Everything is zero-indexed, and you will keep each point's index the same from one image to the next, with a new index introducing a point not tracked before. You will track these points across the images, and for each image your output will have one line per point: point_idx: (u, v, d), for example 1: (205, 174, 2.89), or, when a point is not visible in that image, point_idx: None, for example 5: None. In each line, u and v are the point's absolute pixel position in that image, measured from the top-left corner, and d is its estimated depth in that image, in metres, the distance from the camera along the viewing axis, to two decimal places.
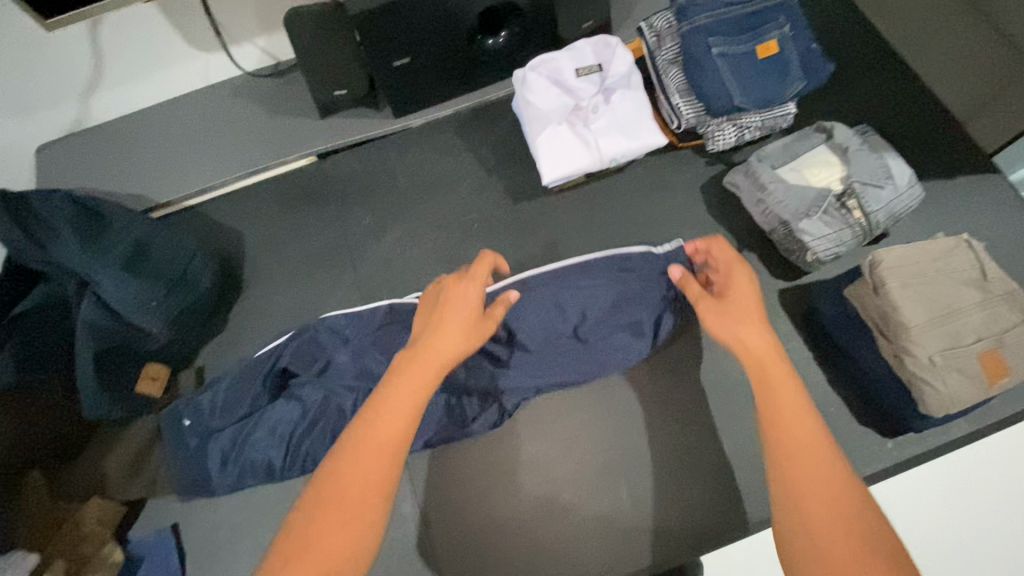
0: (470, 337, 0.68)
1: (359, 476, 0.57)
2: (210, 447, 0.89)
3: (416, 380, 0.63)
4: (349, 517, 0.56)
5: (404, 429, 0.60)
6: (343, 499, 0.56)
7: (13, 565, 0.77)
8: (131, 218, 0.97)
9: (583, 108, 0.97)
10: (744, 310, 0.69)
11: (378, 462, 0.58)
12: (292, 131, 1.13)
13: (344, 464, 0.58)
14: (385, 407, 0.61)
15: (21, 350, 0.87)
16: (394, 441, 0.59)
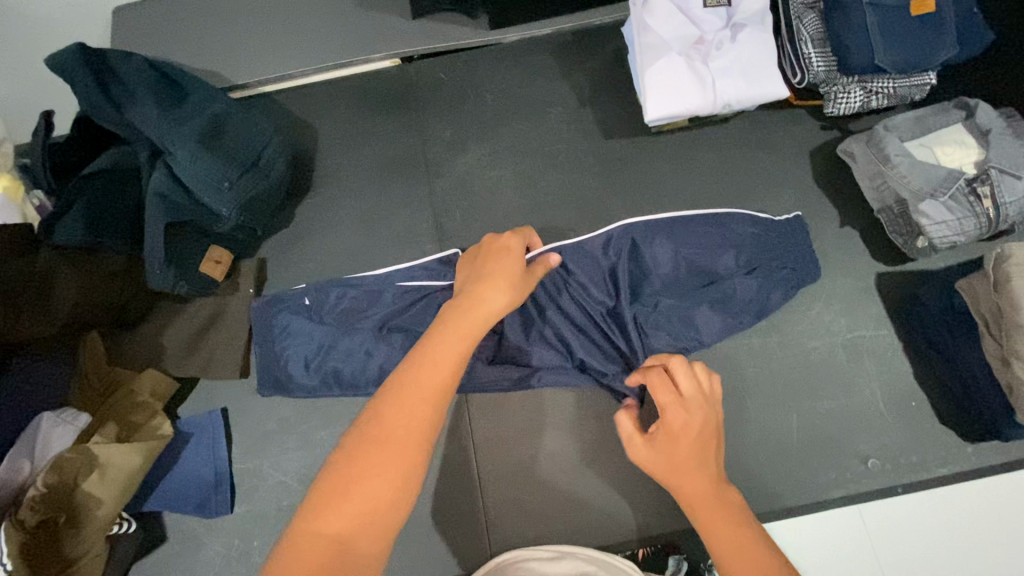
0: (515, 288, 0.67)
1: (404, 412, 0.54)
2: (291, 349, 0.89)
3: (464, 322, 0.61)
4: (393, 461, 0.52)
5: (450, 365, 0.57)
6: (386, 435, 0.53)
7: (66, 421, 0.80)
8: (207, 94, 0.94)
9: (706, 43, 0.89)
10: (682, 458, 0.62)
11: (425, 395, 0.55)
12: (379, 27, 1.06)
13: (391, 406, 0.54)
14: (434, 351, 0.58)
15: (89, 210, 0.85)
16: (441, 382, 0.56)
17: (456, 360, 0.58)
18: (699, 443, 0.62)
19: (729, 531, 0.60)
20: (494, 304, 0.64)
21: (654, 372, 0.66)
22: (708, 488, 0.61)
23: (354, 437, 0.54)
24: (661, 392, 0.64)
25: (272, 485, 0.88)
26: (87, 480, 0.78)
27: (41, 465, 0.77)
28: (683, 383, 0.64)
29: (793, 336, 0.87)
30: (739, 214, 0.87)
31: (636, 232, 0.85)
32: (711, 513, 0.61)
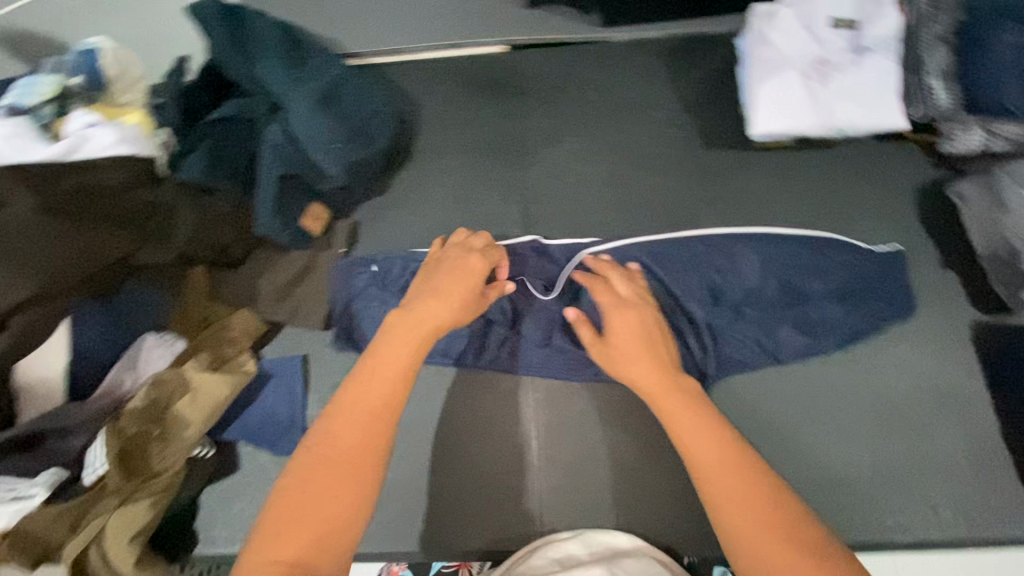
0: (467, 307, 0.73)
1: (350, 429, 0.60)
2: (365, 310, 0.93)
3: (411, 335, 0.67)
4: (344, 478, 0.57)
5: (396, 379, 0.63)
6: (334, 453, 0.58)
7: (165, 344, 0.86)
8: (328, 60, 0.99)
9: (829, 63, 0.87)
10: (631, 345, 0.69)
11: (371, 410, 0.61)
12: (493, 14, 1.10)
13: (336, 425, 0.60)
14: (376, 367, 0.64)
15: (211, 153, 0.92)
16: (387, 398, 0.62)
17: (402, 372, 0.64)
18: (641, 327, 0.71)
19: (680, 406, 0.64)
20: (444, 316, 0.70)
21: (595, 279, 0.77)
22: (658, 368, 0.67)
23: (303, 457, 0.59)
24: (606, 296, 0.74)
25: None
26: (179, 401, 0.83)
27: (142, 380, 0.84)
28: (621, 287, 0.75)
29: (874, 371, 0.85)
30: (838, 242, 0.85)
31: (736, 243, 0.85)
32: (664, 395, 0.65)
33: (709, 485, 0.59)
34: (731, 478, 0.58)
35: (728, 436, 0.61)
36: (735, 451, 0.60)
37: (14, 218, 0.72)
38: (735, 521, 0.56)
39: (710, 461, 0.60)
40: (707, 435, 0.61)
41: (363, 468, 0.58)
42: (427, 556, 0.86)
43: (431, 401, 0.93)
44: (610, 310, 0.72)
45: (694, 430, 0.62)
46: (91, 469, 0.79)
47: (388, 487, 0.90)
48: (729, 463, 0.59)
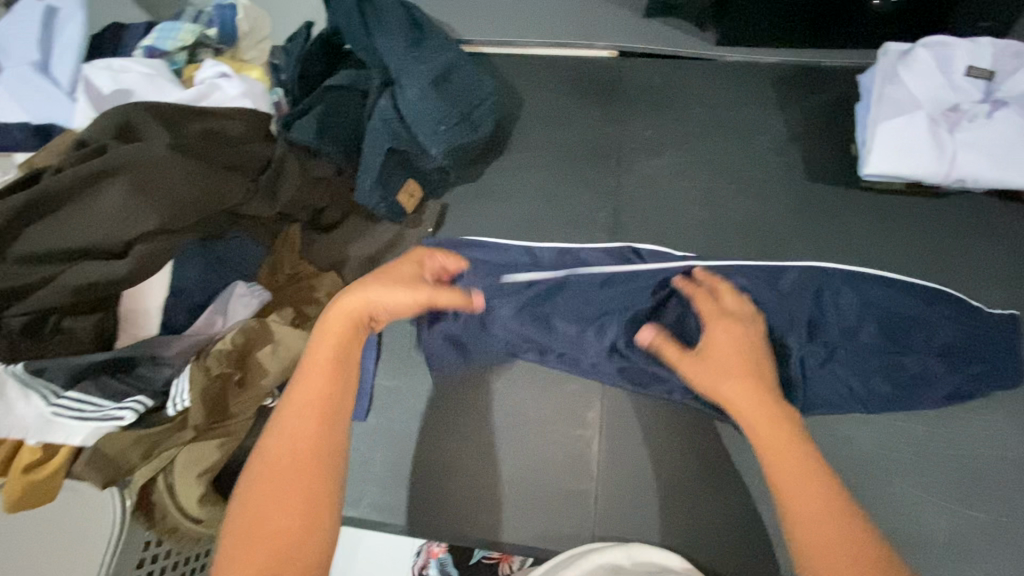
0: (392, 285, 0.70)
1: (287, 439, 0.59)
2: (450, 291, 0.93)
3: (331, 329, 0.66)
4: (292, 484, 0.56)
5: (324, 374, 0.63)
6: (277, 466, 0.57)
7: (253, 293, 0.89)
8: (445, 42, 1.00)
9: (957, 112, 0.86)
10: (725, 362, 0.68)
11: (310, 414, 0.60)
12: (607, 19, 1.10)
13: (273, 439, 0.59)
14: (307, 370, 0.63)
15: (321, 118, 0.94)
16: (319, 396, 0.61)
17: (330, 365, 0.64)
18: (739, 347, 0.70)
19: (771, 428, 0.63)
20: (362, 299, 0.68)
21: (701, 296, 0.77)
22: (754, 389, 0.66)
23: (248, 478, 0.57)
24: (706, 304, 0.76)
25: (402, 407, 0.94)
26: (261, 350, 0.86)
27: (229, 324, 0.88)
28: (728, 306, 0.76)
29: (961, 435, 0.82)
30: (948, 296, 0.85)
31: (839, 279, 0.86)
32: (761, 420, 0.64)
33: (797, 512, 0.58)
34: (813, 501, 0.57)
35: (826, 477, 0.59)
36: (830, 489, 0.58)
37: (152, 153, 0.75)
38: (818, 565, 0.55)
39: (793, 487, 0.59)
40: (801, 466, 0.60)
41: (308, 472, 0.57)
42: (472, 540, 0.87)
43: (496, 388, 0.93)
44: (712, 318, 0.74)
45: (795, 462, 0.60)
46: (176, 403, 0.81)
47: (442, 466, 0.91)
48: (824, 503, 0.57)
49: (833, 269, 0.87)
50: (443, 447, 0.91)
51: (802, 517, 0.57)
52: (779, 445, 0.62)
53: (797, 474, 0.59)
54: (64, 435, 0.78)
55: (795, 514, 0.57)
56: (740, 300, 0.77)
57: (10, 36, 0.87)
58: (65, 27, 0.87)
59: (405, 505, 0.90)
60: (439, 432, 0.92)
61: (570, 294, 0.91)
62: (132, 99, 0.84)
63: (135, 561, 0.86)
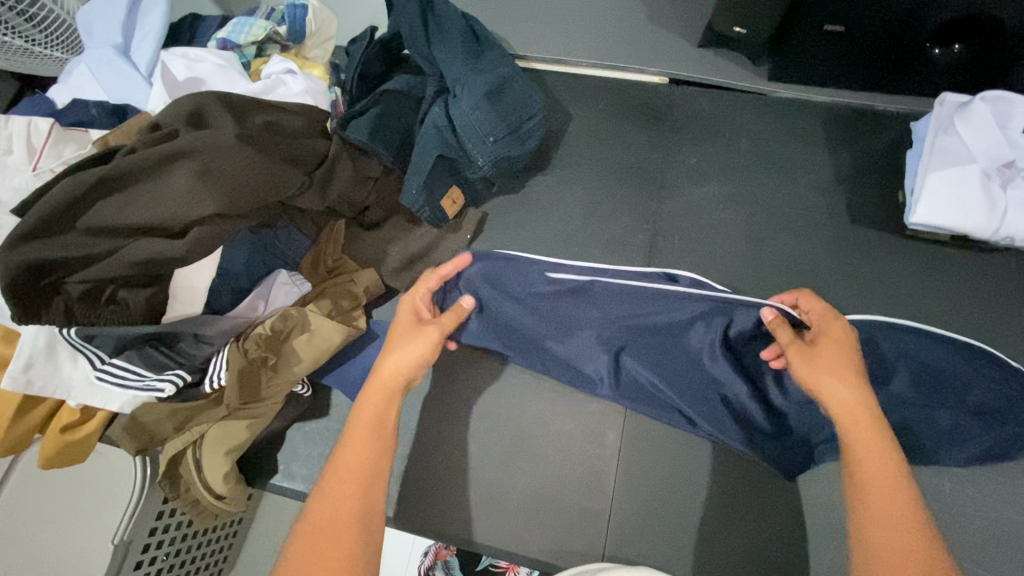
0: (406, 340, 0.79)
1: (334, 494, 0.67)
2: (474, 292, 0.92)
3: (371, 393, 0.75)
4: (341, 533, 0.64)
5: (368, 436, 0.71)
6: (325, 522, 0.65)
7: (293, 284, 0.94)
8: (502, 57, 1.03)
9: (1014, 168, 0.84)
10: (839, 362, 0.70)
11: (354, 469, 0.69)
12: (663, 45, 1.11)
13: (321, 496, 0.67)
14: (351, 432, 0.72)
15: (377, 119, 0.97)
16: (361, 457, 0.70)
17: (371, 425, 0.72)
18: (851, 354, 0.71)
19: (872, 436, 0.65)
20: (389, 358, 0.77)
21: (821, 305, 0.76)
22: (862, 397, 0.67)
23: (301, 530, 0.65)
24: (818, 305, 0.76)
25: (426, 406, 0.95)
26: (297, 338, 0.88)
27: (270, 310, 0.92)
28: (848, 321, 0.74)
29: (989, 496, 0.80)
30: (995, 357, 0.81)
31: (877, 329, 0.84)
32: (851, 415, 0.66)
33: (869, 505, 0.61)
34: (891, 504, 0.61)
35: (904, 476, 0.62)
36: (902, 483, 0.62)
37: (220, 140, 0.78)
38: (878, 551, 0.58)
39: (878, 496, 0.61)
40: (881, 458, 0.63)
41: (350, 525, 0.65)
42: (485, 545, 0.88)
43: (520, 398, 0.94)
44: (826, 321, 0.74)
45: (878, 461, 0.63)
46: (213, 381, 0.84)
47: (461, 470, 0.92)
48: (897, 500, 0.61)
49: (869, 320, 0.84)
50: (464, 451, 0.93)
51: (869, 512, 0.61)
52: (874, 458, 0.63)
53: (877, 466, 0.63)
54: (104, 400, 0.82)
55: (869, 513, 0.61)
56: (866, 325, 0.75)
57: (97, 19, 0.93)
58: (149, 15, 0.93)
59: (422, 504, 0.91)
60: (460, 435, 0.93)
61: (597, 316, 0.90)
62: (202, 88, 0.88)
63: (148, 529, 0.94)
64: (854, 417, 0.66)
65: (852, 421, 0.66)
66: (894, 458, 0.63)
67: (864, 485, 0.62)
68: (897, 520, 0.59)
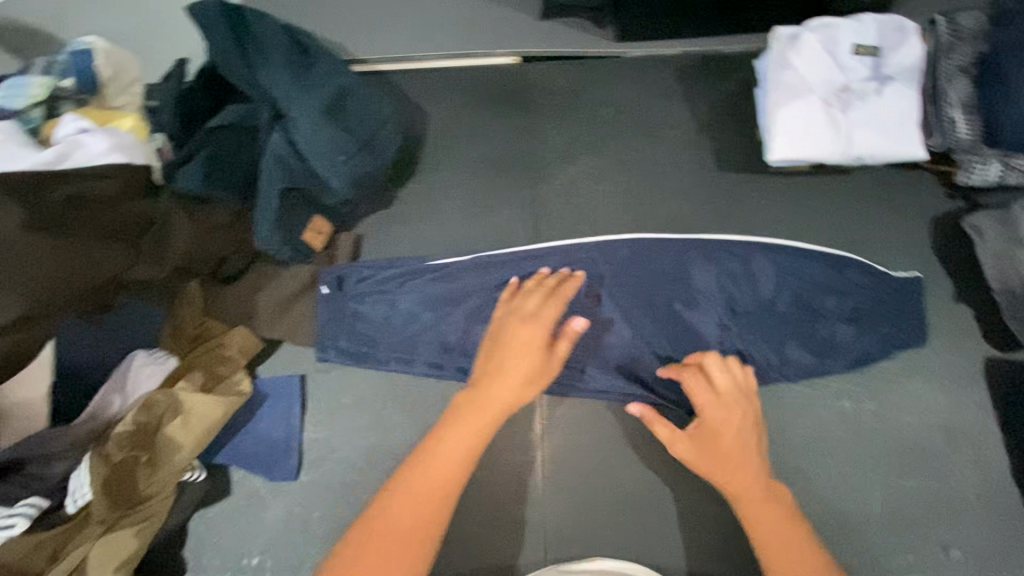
0: (534, 382, 0.79)
1: (410, 513, 0.70)
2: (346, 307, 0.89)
3: (467, 418, 0.76)
4: (410, 551, 0.69)
5: (455, 456, 0.74)
6: (388, 538, 0.69)
7: (156, 362, 0.82)
8: (336, 66, 0.95)
9: (851, 90, 0.86)
10: (729, 450, 0.76)
11: (444, 484, 0.72)
12: (507, 23, 1.06)
13: (397, 509, 0.70)
14: (442, 447, 0.75)
15: (209, 162, 0.87)
16: (450, 475, 0.73)
17: (464, 453, 0.74)
18: (734, 437, 0.76)
19: (770, 517, 0.73)
20: (499, 398, 0.77)
21: (692, 374, 0.79)
22: (756, 485, 0.74)
23: (360, 539, 0.69)
24: (710, 360, 0.80)
25: (335, 459, 0.88)
26: (170, 424, 0.79)
27: (131, 401, 0.80)
28: (721, 387, 0.78)
29: (886, 407, 0.84)
30: (858, 263, 0.85)
31: (752, 251, 0.84)
32: (755, 500, 0.74)
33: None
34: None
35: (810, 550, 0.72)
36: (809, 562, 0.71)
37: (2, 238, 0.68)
38: None
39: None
40: (792, 533, 0.72)
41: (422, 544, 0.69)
42: None
43: (434, 422, 0.88)
44: (721, 376, 0.79)
45: (783, 547, 0.71)
46: (75, 498, 0.74)
47: None
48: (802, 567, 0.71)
49: (741, 245, 0.85)
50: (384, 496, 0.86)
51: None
52: (777, 542, 0.72)
53: (785, 544, 0.72)
54: None
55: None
56: (730, 372, 0.80)
57: None
58: None
59: None
60: (380, 476, 0.87)
61: (476, 310, 0.87)
62: None
63: None
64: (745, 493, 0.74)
65: (751, 505, 0.74)
66: (799, 534, 0.72)
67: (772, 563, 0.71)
68: None
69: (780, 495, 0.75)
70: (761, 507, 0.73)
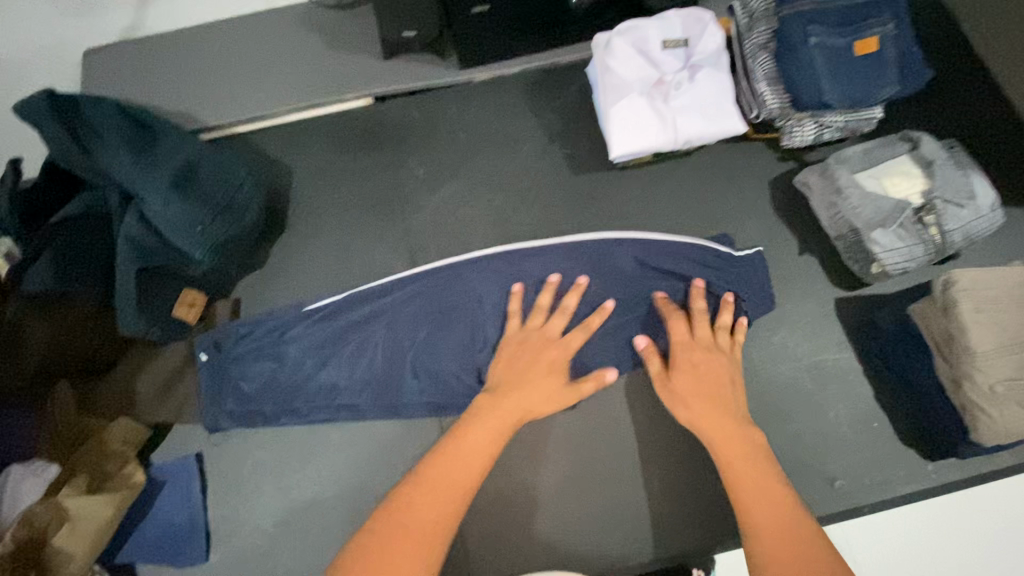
0: (552, 402, 0.77)
1: (433, 505, 0.62)
2: (229, 371, 0.88)
3: (496, 419, 0.72)
4: (422, 548, 0.59)
5: (479, 458, 0.68)
6: (412, 532, 0.60)
7: (36, 474, 0.77)
8: (181, 136, 0.93)
9: (665, 83, 0.93)
10: (703, 386, 0.77)
11: (456, 486, 0.64)
12: (352, 67, 1.08)
13: (424, 498, 0.63)
14: (467, 441, 0.69)
15: (58, 257, 0.85)
16: (468, 478, 0.65)
17: (484, 457, 0.68)
18: (710, 376, 0.78)
19: (742, 457, 0.70)
20: (523, 406, 0.74)
21: (677, 320, 0.84)
22: (727, 423, 0.73)
23: (379, 528, 0.61)
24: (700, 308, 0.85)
25: (246, 530, 0.86)
26: (58, 534, 0.76)
27: (9, 519, 0.75)
28: (700, 335, 0.82)
29: (757, 363, 0.90)
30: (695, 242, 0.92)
31: (598, 244, 0.90)
32: (727, 442, 0.72)
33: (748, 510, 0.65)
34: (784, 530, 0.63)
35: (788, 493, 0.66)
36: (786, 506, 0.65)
37: None
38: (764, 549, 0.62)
39: (758, 513, 0.65)
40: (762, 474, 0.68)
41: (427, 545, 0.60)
42: None
43: (340, 470, 0.89)
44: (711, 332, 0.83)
45: (762, 482, 0.67)
46: None
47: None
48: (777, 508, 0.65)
49: (586, 241, 0.90)
50: (301, 558, 0.85)
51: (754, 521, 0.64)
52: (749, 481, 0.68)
53: (760, 485, 0.67)
54: None
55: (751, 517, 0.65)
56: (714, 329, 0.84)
57: None
58: None
59: None
60: (295, 535, 0.86)
61: (348, 350, 0.88)
62: None
63: None
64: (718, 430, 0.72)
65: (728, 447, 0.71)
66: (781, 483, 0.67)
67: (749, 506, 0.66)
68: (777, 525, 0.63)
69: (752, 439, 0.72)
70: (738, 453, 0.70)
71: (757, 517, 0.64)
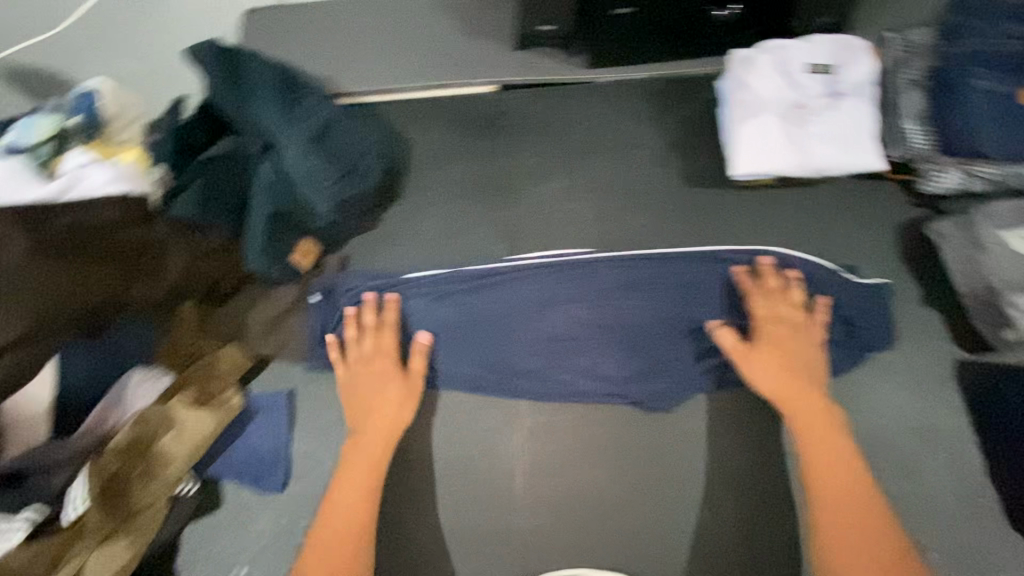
0: (403, 403, 0.88)
1: (357, 506, 0.82)
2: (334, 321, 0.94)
3: (372, 440, 0.86)
4: (352, 541, 0.80)
5: (370, 468, 0.84)
6: (341, 525, 0.80)
7: (152, 379, 0.86)
8: (323, 98, 1.00)
9: (804, 107, 0.90)
10: (782, 349, 0.84)
11: (361, 491, 0.83)
12: (484, 54, 1.12)
13: (339, 497, 0.82)
14: (356, 455, 0.85)
15: (203, 192, 0.94)
16: (367, 485, 0.83)
17: (376, 470, 0.84)
18: (793, 339, 0.85)
19: (816, 429, 0.80)
20: (383, 425, 0.86)
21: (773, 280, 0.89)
22: (805, 393, 0.82)
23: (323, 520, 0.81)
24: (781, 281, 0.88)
25: (323, 470, 0.91)
26: (164, 437, 0.83)
27: (126, 416, 0.84)
28: (774, 302, 0.87)
29: (857, 410, 0.85)
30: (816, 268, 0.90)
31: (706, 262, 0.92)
32: (807, 411, 0.81)
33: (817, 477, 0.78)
34: (850, 507, 0.76)
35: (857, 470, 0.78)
36: (859, 480, 0.77)
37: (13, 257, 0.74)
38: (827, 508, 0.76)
39: (829, 480, 0.77)
40: (837, 448, 0.79)
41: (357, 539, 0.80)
42: None
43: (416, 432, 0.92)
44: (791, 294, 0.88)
45: (828, 455, 0.78)
46: (70, 509, 0.76)
47: None
48: (848, 481, 0.77)
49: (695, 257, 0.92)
50: None
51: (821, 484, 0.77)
52: (824, 454, 0.78)
53: (836, 462, 0.78)
54: None
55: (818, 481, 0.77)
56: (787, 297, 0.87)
57: None
58: None
59: None
60: None
61: (451, 319, 0.93)
62: None
63: None
64: (805, 413, 0.81)
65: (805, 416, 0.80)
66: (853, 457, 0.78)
67: (821, 480, 0.77)
68: (847, 494, 0.76)
69: (827, 411, 0.81)
70: (816, 428, 0.79)
71: (823, 468, 0.77)
